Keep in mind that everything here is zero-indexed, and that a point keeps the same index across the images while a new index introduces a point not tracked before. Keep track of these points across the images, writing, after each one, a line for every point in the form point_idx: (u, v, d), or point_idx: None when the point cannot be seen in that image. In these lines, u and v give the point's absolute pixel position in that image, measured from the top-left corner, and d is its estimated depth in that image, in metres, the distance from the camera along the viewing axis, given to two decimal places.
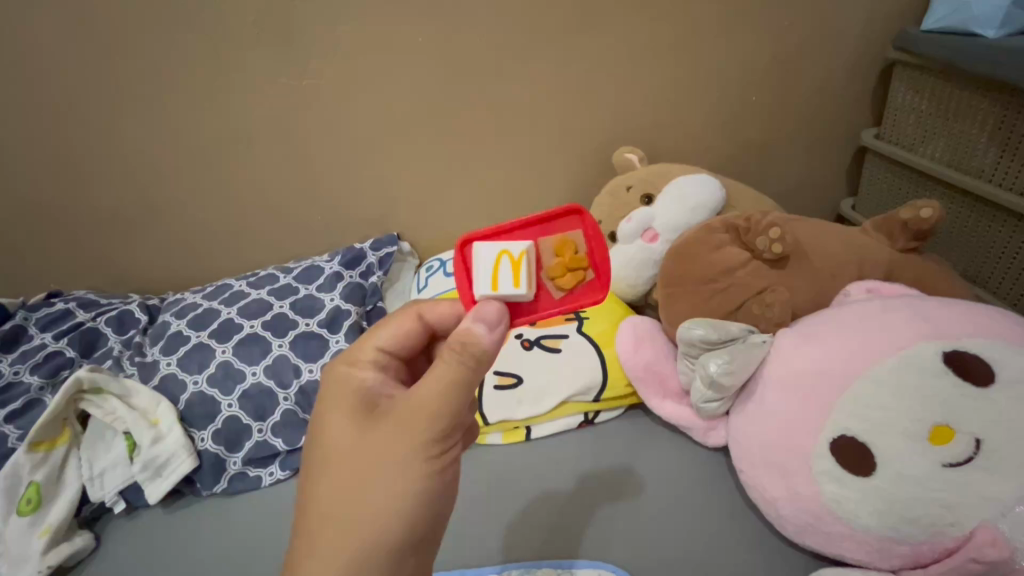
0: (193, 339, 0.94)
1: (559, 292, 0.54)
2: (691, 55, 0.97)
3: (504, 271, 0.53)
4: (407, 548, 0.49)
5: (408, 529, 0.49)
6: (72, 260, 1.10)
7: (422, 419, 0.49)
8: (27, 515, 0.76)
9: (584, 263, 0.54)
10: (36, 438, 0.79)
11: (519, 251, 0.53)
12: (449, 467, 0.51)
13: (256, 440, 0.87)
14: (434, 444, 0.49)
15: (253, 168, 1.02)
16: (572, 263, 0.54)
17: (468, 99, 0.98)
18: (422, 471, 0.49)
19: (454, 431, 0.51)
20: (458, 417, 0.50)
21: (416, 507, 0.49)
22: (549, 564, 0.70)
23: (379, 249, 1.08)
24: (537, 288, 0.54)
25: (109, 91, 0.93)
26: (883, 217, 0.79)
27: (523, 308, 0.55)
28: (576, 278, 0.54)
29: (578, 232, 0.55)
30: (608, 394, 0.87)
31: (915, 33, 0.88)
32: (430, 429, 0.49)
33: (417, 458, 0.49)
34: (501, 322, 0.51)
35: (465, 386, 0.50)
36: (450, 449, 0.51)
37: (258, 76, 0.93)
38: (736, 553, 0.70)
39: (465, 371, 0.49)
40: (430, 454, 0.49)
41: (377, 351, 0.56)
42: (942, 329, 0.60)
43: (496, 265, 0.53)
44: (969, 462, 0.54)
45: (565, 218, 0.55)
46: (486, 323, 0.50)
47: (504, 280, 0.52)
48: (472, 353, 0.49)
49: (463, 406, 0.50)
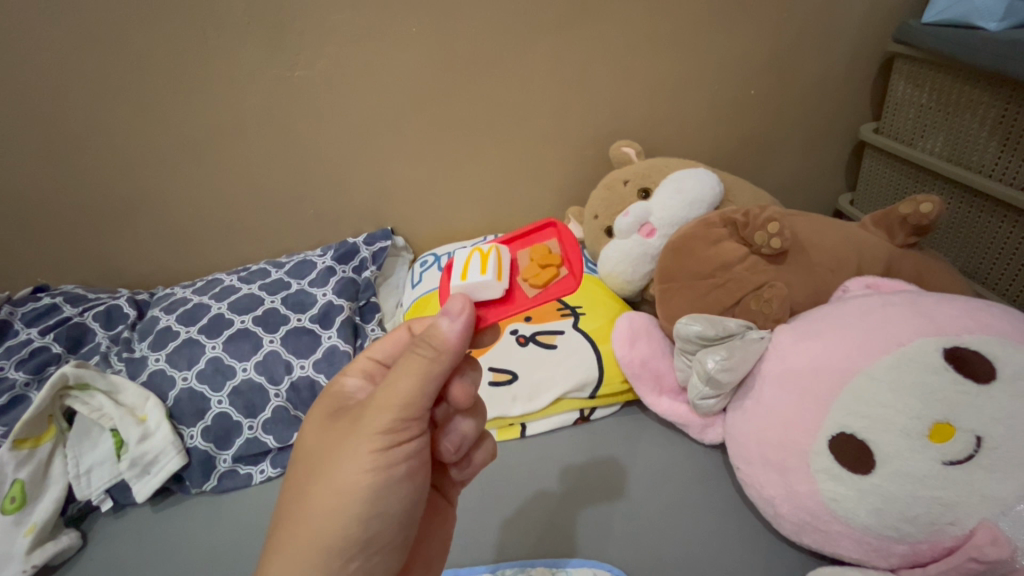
0: (183, 334, 0.92)
1: (533, 289, 0.55)
2: (690, 47, 0.96)
3: (474, 264, 0.54)
4: (351, 540, 0.48)
5: (353, 520, 0.48)
6: (61, 254, 1.09)
7: (375, 408, 0.49)
8: (10, 513, 0.74)
9: (557, 260, 0.56)
10: (20, 435, 0.78)
11: (492, 249, 0.55)
12: (401, 463, 0.49)
13: (246, 437, 0.86)
14: (384, 436, 0.48)
15: (244, 162, 1.01)
16: (544, 262, 0.56)
17: (464, 91, 0.96)
18: (368, 461, 0.48)
19: (410, 427, 0.49)
20: (413, 412, 0.49)
21: (361, 498, 0.48)
22: (543, 562, 0.69)
23: (373, 244, 1.07)
24: (510, 286, 0.55)
25: (95, 81, 0.91)
26: (882, 212, 0.78)
27: (496, 308, 0.55)
28: (548, 276, 0.55)
29: (553, 240, 0.59)
30: (604, 390, 0.86)
31: (915, 25, 0.87)
32: (382, 420, 0.48)
33: (365, 447, 0.48)
34: (464, 314, 0.49)
35: (420, 380, 0.48)
36: (405, 446, 0.50)
37: (248, 66, 0.91)
38: (732, 551, 0.69)
39: (421, 364, 0.48)
40: (380, 446, 0.48)
41: (368, 359, 0.58)
42: (942, 325, 0.59)
43: (468, 260, 0.55)
44: (970, 460, 0.53)
45: (542, 232, 0.61)
46: (449, 315, 0.49)
47: (473, 269, 0.54)
48: (431, 344, 0.48)
49: (419, 402, 0.49)
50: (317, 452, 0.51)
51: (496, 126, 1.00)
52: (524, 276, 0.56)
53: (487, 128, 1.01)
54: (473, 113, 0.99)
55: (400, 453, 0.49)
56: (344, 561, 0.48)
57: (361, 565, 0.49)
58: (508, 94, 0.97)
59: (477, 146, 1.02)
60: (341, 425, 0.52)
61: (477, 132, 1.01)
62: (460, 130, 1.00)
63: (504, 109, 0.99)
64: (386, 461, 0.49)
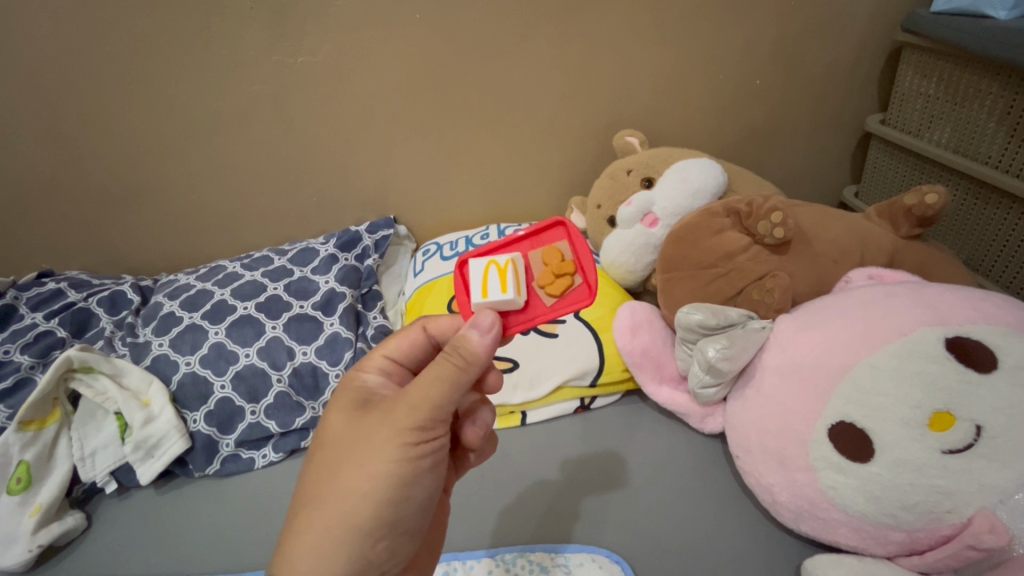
0: (186, 320, 0.92)
1: (550, 299, 0.54)
2: (696, 35, 0.95)
3: (492, 280, 0.53)
4: (380, 523, 0.48)
5: (380, 505, 0.48)
6: (65, 241, 1.10)
7: (407, 405, 0.49)
8: (17, 493, 0.75)
9: (571, 269, 0.54)
10: (26, 417, 0.78)
11: (507, 261, 0.54)
12: (427, 457, 0.50)
13: (248, 423, 0.86)
14: (413, 432, 0.49)
15: (247, 150, 1.01)
16: (559, 268, 0.54)
17: (468, 78, 0.96)
18: (396, 453, 0.49)
19: (438, 426, 0.50)
20: (442, 413, 0.50)
21: (389, 487, 0.48)
22: (542, 547, 0.70)
23: (375, 232, 1.07)
24: (529, 296, 0.55)
25: (97, 63, 0.91)
26: (886, 203, 0.78)
27: (515, 318, 0.54)
28: (564, 285, 0.54)
29: (564, 242, 0.57)
30: (605, 379, 0.86)
31: (925, 14, 0.86)
32: (411, 417, 0.49)
33: (395, 440, 0.49)
34: (493, 328, 0.51)
35: (452, 384, 0.49)
36: (431, 443, 0.50)
37: (251, 51, 0.91)
38: (730, 538, 0.70)
39: (450, 371, 0.49)
40: (410, 440, 0.49)
41: (384, 358, 0.59)
42: (944, 316, 0.59)
43: (485, 275, 0.53)
44: (969, 449, 0.53)
45: (551, 231, 0.58)
46: (478, 329, 0.50)
47: (493, 287, 0.53)
48: (461, 354, 0.49)
49: (449, 404, 0.49)
50: (341, 441, 0.51)
51: (500, 115, 1.00)
52: (539, 283, 0.55)
53: (491, 116, 1.00)
54: (476, 101, 0.98)
55: (428, 450, 0.50)
56: (372, 541, 0.48)
57: (388, 545, 0.50)
58: (512, 82, 0.97)
59: (480, 134, 1.02)
60: (365, 417, 0.52)
61: (480, 121, 1.01)
62: (463, 118, 1.00)
63: (507, 97, 0.98)
64: (414, 454, 0.49)
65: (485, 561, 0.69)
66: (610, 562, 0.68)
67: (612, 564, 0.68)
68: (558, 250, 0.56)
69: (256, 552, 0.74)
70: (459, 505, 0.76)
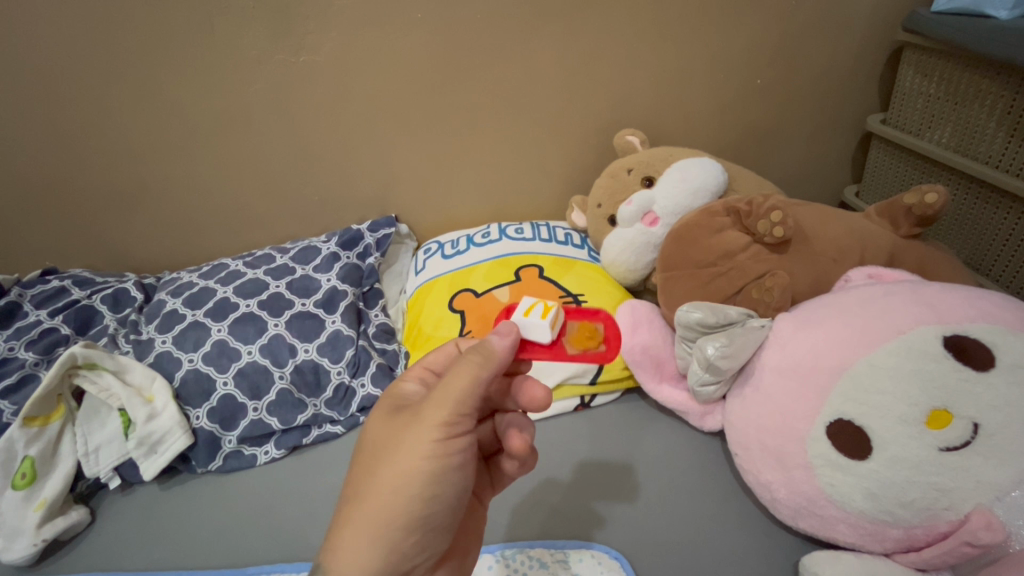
0: (189, 317, 0.93)
1: (572, 348, 0.59)
2: (696, 34, 0.95)
3: (536, 309, 0.58)
4: (411, 518, 0.49)
5: (412, 500, 0.49)
6: (68, 240, 1.10)
7: (432, 403, 0.50)
8: (21, 489, 0.76)
9: (599, 340, 0.60)
10: (31, 413, 0.79)
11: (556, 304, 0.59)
12: (457, 454, 0.50)
13: (251, 419, 0.87)
14: (441, 428, 0.50)
15: (249, 149, 1.02)
16: (590, 332, 0.60)
17: (470, 78, 0.96)
18: (429, 449, 0.49)
19: (464, 421, 0.51)
20: (467, 409, 0.50)
21: (424, 483, 0.49)
22: (542, 543, 0.70)
23: (377, 231, 1.08)
24: (556, 337, 0.59)
25: (102, 62, 0.91)
26: (886, 202, 0.78)
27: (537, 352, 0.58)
28: (588, 346, 0.60)
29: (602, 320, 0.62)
30: (605, 376, 0.87)
31: (925, 14, 0.86)
32: (442, 412, 0.50)
33: (424, 437, 0.49)
34: (511, 334, 0.52)
35: (472, 381, 0.49)
36: (459, 438, 0.51)
37: (254, 49, 0.91)
38: (731, 534, 0.70)
39: (471, 369, 0.50)
40: (439, 437, 0.49)
41: (423, 368, 0.59)
42: (942, 314, 0.59)
43: (533, 304, 0.59)
44: (966, 446, 0.54)
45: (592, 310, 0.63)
46: (498, 333, 0.53)
47: (535, 312, 0.58)
48: (480, 353, 0.51)
49: (472, 399, 0.50)
50: (377, 443, 0.52)
51: (501, 114, 1.01)
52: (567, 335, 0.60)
53: (492, 115, 1.01)
54: (478, 99, 0.99)
55: (456, 445, 0.50)
56: (405, 536, 0.49)
57: (418, 540, 0.50)
58: (512, 81, 0.97)
59: (481, 132, 1.02)
60: (397, 419, 0.53)
61: (482, 119, 1.01)
62: (464, 116, 1.00)
63: (508, 96, 0.99)
64: (444, 450, 0.50)
65: (485, 557, 0.70)
66: (610, 559, 0.68)
67: (611, 560, 0.68)
68: (593, 326, 0.61)
69: (261, 546, 0.75)
70: None
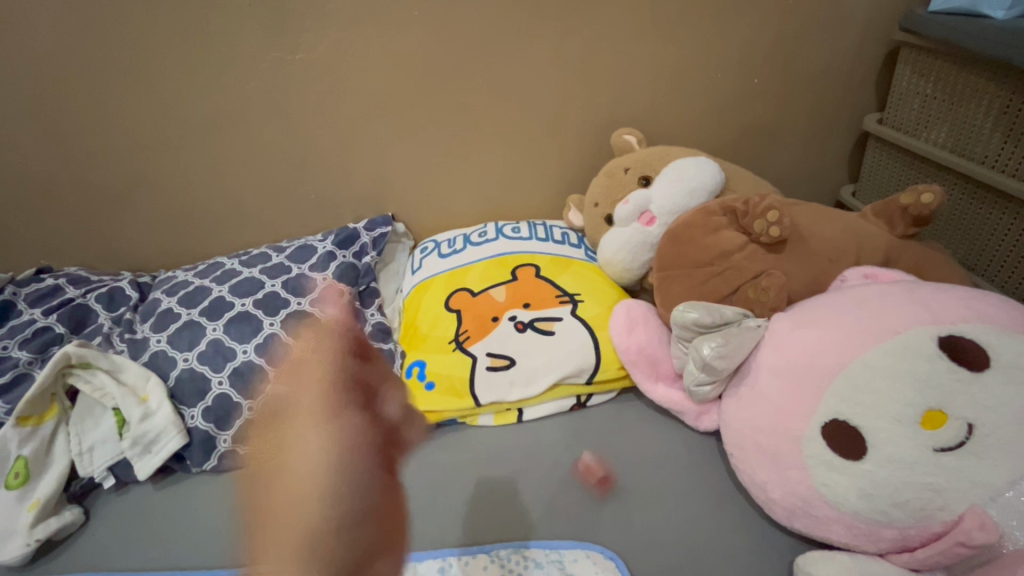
0: (184, 316, 0.93)
1: None
2: (694, 34, 0.95)
3: None
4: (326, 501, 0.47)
5: (323, 482, 0.48)
6: (64, 239, 1.10)
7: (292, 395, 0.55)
8: (15, 488, 0.76)
9: None
10: (24, 413, 0.79)
11: None
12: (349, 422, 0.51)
13: (245, 419, 0.86)
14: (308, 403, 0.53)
15: (245, 147, 1.01)
16: None
17: (467, 76, 0.96)
18: (313, 433, 0.50)
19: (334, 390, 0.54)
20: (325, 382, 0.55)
21: (329, 462, 0.48)
22: (537, 544, 0.70)
23: (373, 229, 1.07)
24: None
25: (97, 60, 0.91)
26: (882, 202, 0.78)
27: None
28: None
29: None
30: (601, 376, 0.86)
31: (922, 14, 0.85)
32: (304, 399, 0.54)
33: (302, 420, 0.52)
34: (348, 320, 0.63)
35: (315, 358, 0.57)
36: (346, 406, 0.52)
37: (249, 47, 0.91)
38: (726, 534, 0.70)
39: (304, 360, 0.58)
40: (317, 415, 0.52)
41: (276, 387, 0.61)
42: (937, 314, 0.59)
43: None
44: (960, 446, 0.54)
45: None
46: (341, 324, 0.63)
47: None
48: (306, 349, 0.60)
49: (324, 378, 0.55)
50: (271, 458, 0.52)
51: (499, 112, 1.00)
52: None
53: (489, 114, 1.00)
54: (475, 98, 0.98)
55: (345, 412, 0.52)
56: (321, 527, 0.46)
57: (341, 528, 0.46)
58: (510, 80, 0.97)
59: (479, 131, 1.02)
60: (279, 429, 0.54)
61: (479, 118, 1.01)
62: (462, 115, 1.00)
63: (506, 95, 0.98)
64: (338, 414, 0.51)
65: (480, 557, 0.70)
66: (605, 559, 0.68)
67: (607, 560, 0.68)
68: None
69: None
70: (456, 501, 0.77)
